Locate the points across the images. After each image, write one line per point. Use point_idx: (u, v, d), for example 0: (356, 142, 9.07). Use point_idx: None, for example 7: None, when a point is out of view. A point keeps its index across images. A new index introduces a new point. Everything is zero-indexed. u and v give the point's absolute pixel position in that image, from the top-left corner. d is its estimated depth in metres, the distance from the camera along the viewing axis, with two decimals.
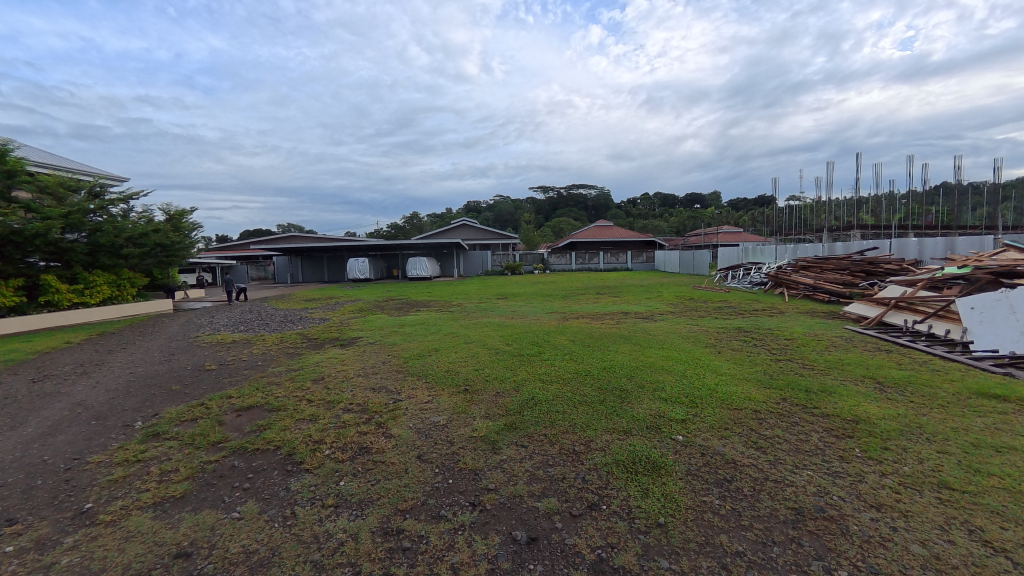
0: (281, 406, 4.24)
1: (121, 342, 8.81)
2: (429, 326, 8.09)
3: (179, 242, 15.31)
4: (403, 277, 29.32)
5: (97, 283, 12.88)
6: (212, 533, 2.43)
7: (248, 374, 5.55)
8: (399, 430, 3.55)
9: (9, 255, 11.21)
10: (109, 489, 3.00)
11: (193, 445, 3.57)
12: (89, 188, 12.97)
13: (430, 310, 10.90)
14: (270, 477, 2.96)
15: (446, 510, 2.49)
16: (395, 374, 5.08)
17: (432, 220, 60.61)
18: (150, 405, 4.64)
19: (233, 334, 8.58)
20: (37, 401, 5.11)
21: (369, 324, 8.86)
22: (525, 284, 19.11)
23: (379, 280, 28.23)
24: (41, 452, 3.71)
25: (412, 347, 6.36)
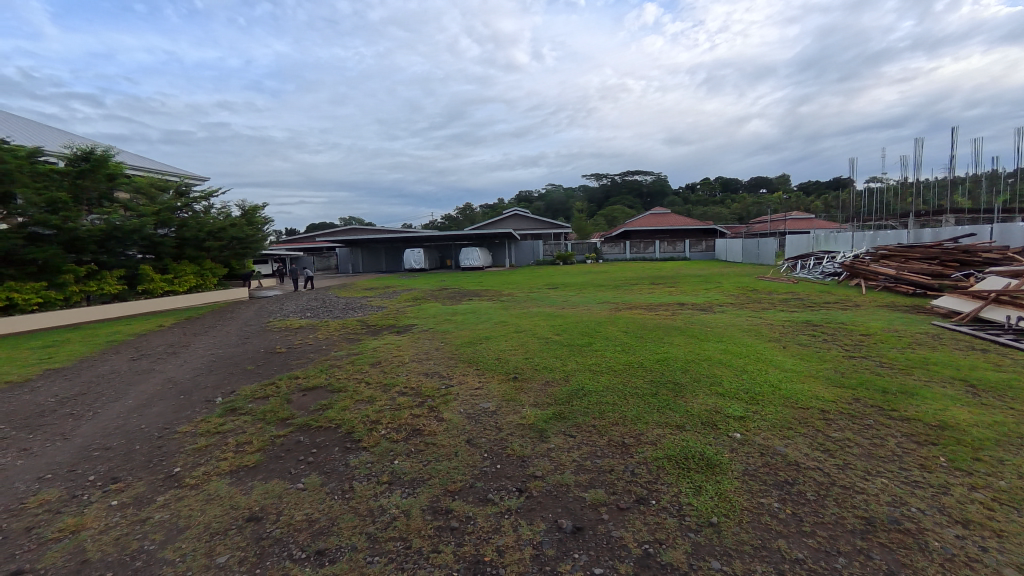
0: (342, 387, 4.51)
1: (205, 325, 9.77)
2: (479, 315, 8.23)
3: (252, 236, 16.68)
4: (457, 267, 30.09)
5: (184, 273, 14.33)
6: (280, 501, 2.64)
7: (313, 357, 5.93)
8: (450, 415, 3.65)
9: (113, 249, 12.71)
10: (194, 456, 3.35)
11: (264, 420, 3.89)
12: (176, 188, 14.66)
13: (481, 299, 11.07)
14: (331, 453, 3.16)
15: (493, 494, 2.54)
16: (447, 360, 5.22)
17: (483, 210, 61.30)
18: (228, 383, 5.13)
19: (300, 320, 9.24)
20: (137, 377, 5.80)
21: (422, 312, 9.18)
22: (576, 274, 18.91)
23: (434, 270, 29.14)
24: (141, 421, 4.22)
25: (463, 335, 6.51)
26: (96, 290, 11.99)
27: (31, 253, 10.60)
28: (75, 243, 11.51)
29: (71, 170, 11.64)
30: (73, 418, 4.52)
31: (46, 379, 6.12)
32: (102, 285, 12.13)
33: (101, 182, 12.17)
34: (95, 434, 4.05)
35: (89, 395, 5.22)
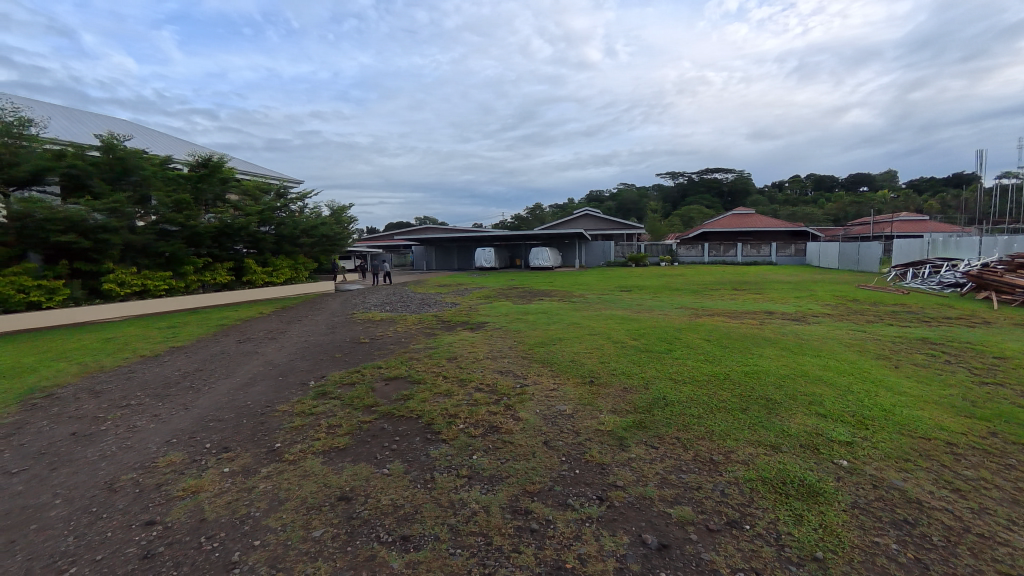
0: (421, 379, 4.69)
1: (298, 315, 10.73)
2: (551, 315, 8.17)
3: (339, 233, 18.01)
4: (526, 267, 30.35)
5: (281, 267, 15.85)
6: (367, 484, 2.78)
7: (393, 349, 6.24)
8: (526, 415, 3.64)
9: (225, 244, 14.39)
10: (291, 433, 3.66)
11: (352, 405, 4.15)
12: (276, 191, 16.14)
13: (551, 299, 11.00)
14: (413, 443, 3.28)
15: (573, 499, 2.48)
16: (521, 359, 5.24)
17: (552, 210, 61.18)
18: (318, 368, 5.57)
19: (381, 313, 9.82)
20: (243, 358, 6.50)
21: (494, 310, 9.31)
22: (649, 277, 18.18)
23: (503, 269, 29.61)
24: (246, 398, 4.71)
25: (535, 334, 6.52)
26: (209, 279, 13.71)
27: (162, 247, 12.37)
28: (195, 238, 13.22)
29: (193, 175, 13.33)
30: (193, 390, 5.16)
31: (172, 354, 7.08)
32: (215, 276, 13.84)
33: (216, 185, 13.81)
34: (210, 406, 4.59)
35: (205, 371, 5.94)
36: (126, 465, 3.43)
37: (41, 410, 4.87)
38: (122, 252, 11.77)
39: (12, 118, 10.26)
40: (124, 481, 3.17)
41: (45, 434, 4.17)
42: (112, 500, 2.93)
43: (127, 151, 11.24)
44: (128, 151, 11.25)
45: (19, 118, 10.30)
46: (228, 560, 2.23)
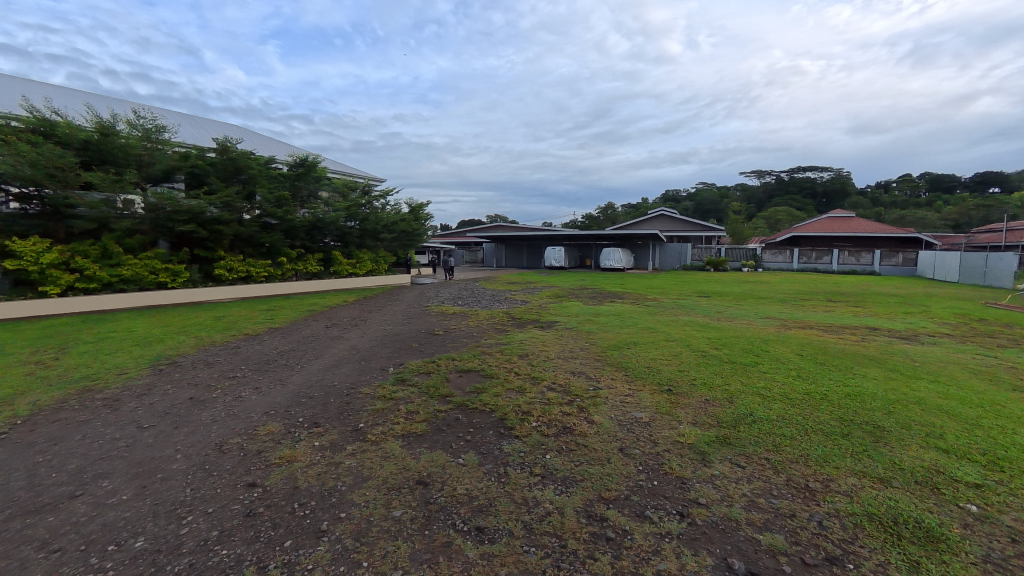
0: (494, 374, 4.79)
1: (378, 304, 11.45)
2: (624, 318, 7.94)
3: (417, 230, 18.83)
4: (596, 267, 29.77)
5: (363, 259, 17.02)
6: (444, 471, 2.89)
7: (466, 342, 6.43)
8: (600, 419, 3.56)
9: (316, 238, 15.73)
10: (374, 415, 3.91)
11: (428, 394, 4.33)
12: (363, 188, 17.25)
13: (624, 302, 10.69)
14: (487, 436, 3.35)
15: (651, 512, 2.38)
16: (593, 362, 5.15)
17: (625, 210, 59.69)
18: (397, 356, 5.90)
19: (454, 307, 10.19)
20: (330, 341, 7.08)
21: (564, 310, 9.24)
22: (729, 283, 17.02)
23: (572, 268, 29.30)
24: (333, 378, 5.10)
25: (608, 337, 6.36)
26: (301, 268, 15.07)
27: (263, 238, 13.81)
28: (292, 231, 14.61)
29: (291, 174, 14.59)
30: (288, 368, 5.69)
31: (270, 334, 7.88)
32: (307, 265, 15.19)
33: (311, 183, 15.10)
34: (303, 383, 5.04)
35: (298, 351, 6.54)
36: (234, 429, 3.88)
37: (168, 375, 5.66)
38: (231, 241, 13.29)
39: (150, 124, 11.83)
40: (231, 444, 3.58)
41: (171, 397, 4.83)
42: (222, 460, 3.32)
43: (238, 153, 12.70)
44: (239, 153, 12.71)
45: (156, 125, 11.89)
46: (319, 528, 2.42)
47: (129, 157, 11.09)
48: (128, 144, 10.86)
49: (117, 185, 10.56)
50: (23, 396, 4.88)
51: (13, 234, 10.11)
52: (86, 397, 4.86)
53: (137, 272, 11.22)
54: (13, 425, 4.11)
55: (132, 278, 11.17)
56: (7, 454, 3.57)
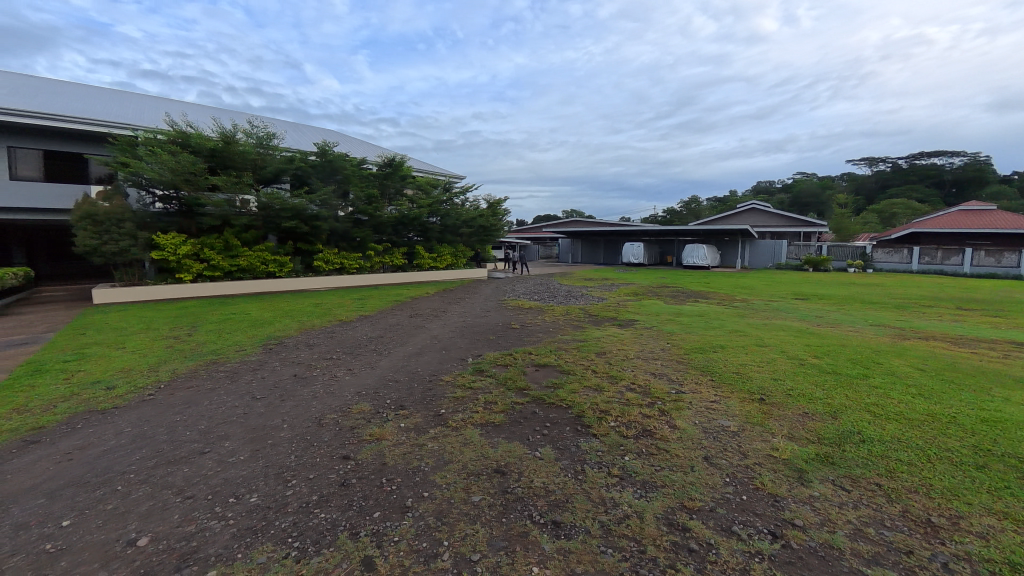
0: (571, 370, 4.79)
1: (457, 297, 11.94)
2: (708, 320, 7.50)
3: (495, 225, 19.26)
4: (678, 265, 28.37)
5: (443, 253, 17.86)
6: (521, 463, 2.96)
7: (542, 337, 6.50)
8: (683, 424, 3.42)
9: (402, 233, 16.79)
10: (454, 403, 4.10)
11: (505, 385, 4.45)
12: (444, 185, 17.72)
13: (708, 302, 10.08)
14: (564, 432, 3.37)
15: (739, 527, 2.24)
16: (676, 364, 4.93)
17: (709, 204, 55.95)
18: (475, 346, 6.14)
19: (530, 302, 10.33)
20: (414, 330, 7.55)
21: (643, 308, 8.93)
22: (831, 285, 15.31)
23: (651, 265, 28.20)
24: (416, 365, 5.45)
25: (691, 339, 6.06)
26: (387, 261, 16.18)
27: (355, 233, 15.04)
28: (380, 227, 15.72)
29: (380, 173, 15.60)
30: (377, 353, 6.17)
31: (361, 321, 8.59)
32: (393, 258, 16.29)
33: (399, 183, 16.04)
34: (389, 368, 5.43)
35: (385, 338, 7.06)
36: (330, 406, 4.29)
37: (276, 353, 6.42)
38: (328, 236, 14.64)
39: (262, 132, 13.25)
40: (328, 419, 3.96)
41: (279, 372, 5.47)
42: (320, 432, 3.70)
43: (335, 155, 13.86)
44: (335, 155, 13.86)
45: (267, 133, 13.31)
46: (404, 504, 2.61)
47: (246, 161, 12.54)
48: (245, 150, 12.29)
49: (237, 187, 12.05)
50: (165, 365, 5.81)
51: (157, 229, 11.93)
52: (212, 368, 5.68)
53: (251, 262, 12.81)
54: (159, 388, 4.94)
55: (247, 267, 12.78)
56: (154, 412, 4.28)
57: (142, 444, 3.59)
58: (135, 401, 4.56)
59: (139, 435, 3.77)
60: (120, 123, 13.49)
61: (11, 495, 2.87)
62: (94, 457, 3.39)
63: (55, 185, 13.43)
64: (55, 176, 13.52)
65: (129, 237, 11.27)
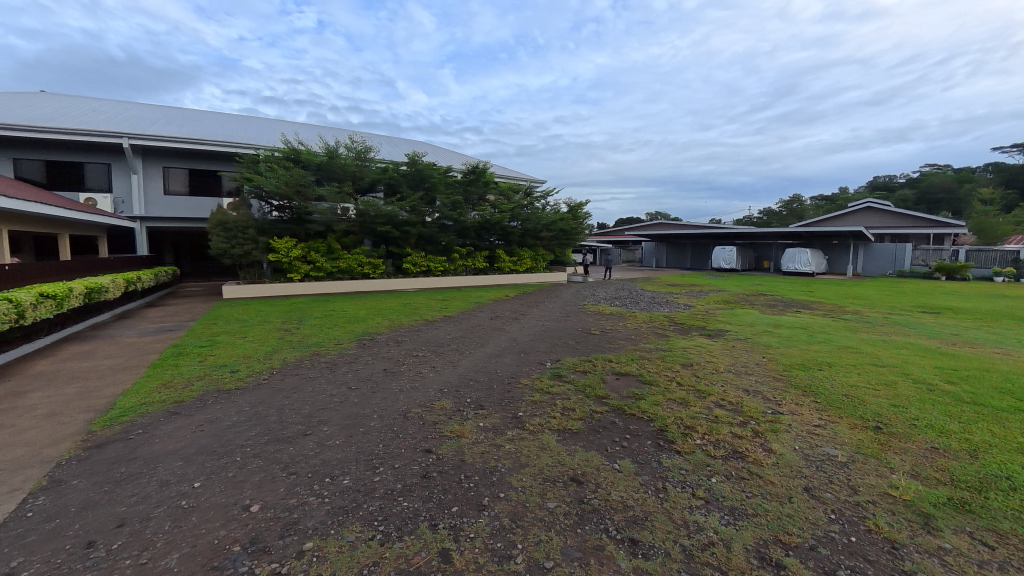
0: (653, 381, 4.61)
1: (537, 300, 12.06)
2: (814, 333, 6.76)
3: (575, 229, 19.10)
4: (776, 271, 25.98)
5: (523, 257, 18.18)
6: (598, 473, 2.91)
7: (623, 344, 6.33)
8: (780, 448, 3.13)
9: (484, 237, 17.40)
10: (532, 407, 4.15)
11: (584, 393, 4.41)
12: (525, 190, 17.96)
13: (814, 313, 9.09)
14: (644, 445, 3.26)
15: (846, 572, 2.00)
16: (773, 381, 4.52)
17: (815, 203, 50.37)
18: (554, 351, 6.15)
19: (611, 307, 10.11)
20: (494, 331, 7.77)
21: (734, 318, 8.30)
22: (974, 296, 12.96)
23: (742, 270, 26.17)
24: (495, 366, 5.60)
25: (791, 354, 5.52)
26: (469, 264, 16.85)
27: (441, 237, 15.85)
28: (463, 231, 16.39)
29: (464, 180, 16.23)
30: (459, 352, 6.44)
31: (446, 321, 9.03)
32: (474, 261, 16.94)
33: (482, 189, 16.58)
34: (470, 367, 5.64)
35: (467, 338, 7.36)
36: (415, 401, 4.56)
37: (370, 348, 6.97)
38: (416, 240, 15.59)
39: (361, 145, 14.46)
40: (414, 413, 4.22)
41: (372, 366, 5.94)
42: (405, 425, 3.95)
43: (423, 165, 14.68)
44: (424, 165, 14.68)
45: (364, 146, 14.49)
46: (481, 502, 2.70)
47: (346, 173, 13.74)
48: (346, 163, 13.51)
49: (338, 197, 13.29)
50: (277, 354, 6.59)
51: (273, 235, 13.53)
52: (315, 359, 6.33)
53: (349, 264, 14.07)
54: (272, 374, 5.63)
55: (345, 269, 14.06)
56: (267, 395, 4.88)
57: (257, 422, 4.10)
58: (253, 384, 5.23)
59: (258, 414, 4.32)
60: (245, 143, 15.55)
61: (159, 456, 3.44)
62: (220, 430, 3.94)
63: (197, 198, 15.87)
64: (196, 190, 15.97)
65: (252, 242, 12.99)
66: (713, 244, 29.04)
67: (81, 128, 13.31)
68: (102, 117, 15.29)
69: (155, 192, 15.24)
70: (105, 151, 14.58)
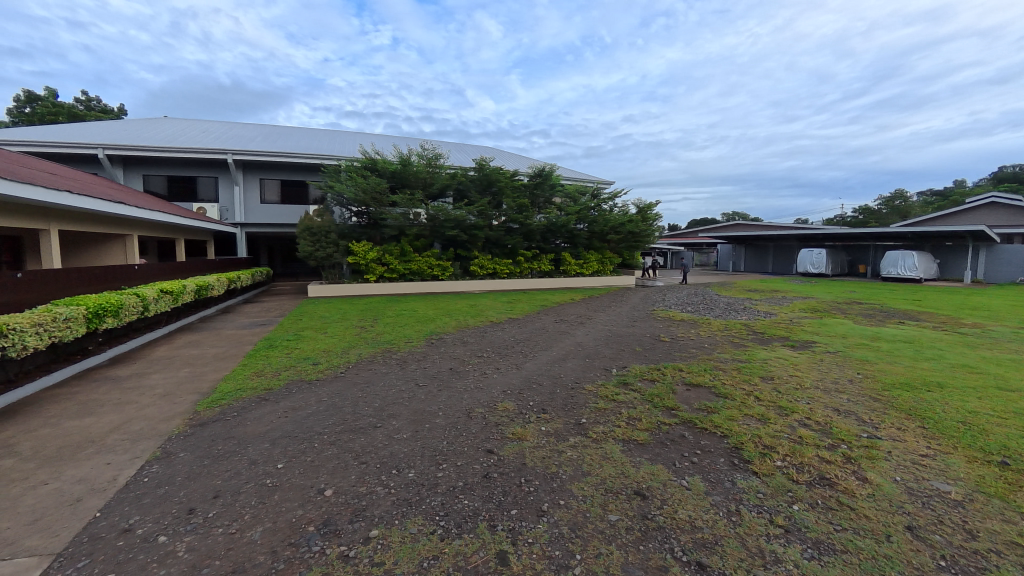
0: (729, 394, 4.30)
1: (603, 304, 11.80)
2: (926, 348, 5.93)
3: (644, 231, 18.46)
4: (874, 276, 23.25)
5: (589, 260, 17.90)
6: (665, 489, 2.77)
7: (696, 353, 6.00)
8: (878, 479, 2.77)
9: (549, 240, 17.39)
10: (596, 414, 4.05)
11: (652, 402, 4.23)
12: (592, 192, 17.63)
13: (924, 325, 7.98)
14: (716, 463, 3.05)
15: None
16: (872, 402, 4.02)
17: (925, 199, 44.34)
18: (621, 357, 5.98)
19: (682, 313, 9.63)
20: (559, 335, 7.72)
21: (824, 329, 7.54)
22: None
23: (833, 275, 23.74)
24: (560, 370, 5.55)
25: (895, 371, 4.90)
26: (535, 267, 16.94)
27: (507, 240, 16.10)
28: (529, 234, 16.49)
29: (530, 184, 16.31)
30: (523, 355, 6.48)
31: (510, 323, 9.12)
32: (540, 264, 16.99)
33: (548, 192, 16.56)
34: (535, 370, 5.65)
35: (532, 341, 7.38)
36: (479, 401, 4.65)
37: (437, 346, 7.23)
38: (483, 243, 15.96)
39: (431, 153, 15.05)
40: (477, 412, 4.30)
41: (439, 365, 6.15)
42: (469, 424, 4.04)
43: (491, 170, 14.94)
44: (491, 170, 14.96)
45: (435, 153, 15.05)
46: (540, 508, 2.67)
47: (418, 180, 14.38)
48: (418, 170, 14.13)
49: (410, 203, 13.98)
50: (354, 349, 7.06)
51: (352, 239, 14.52)
52: (387, 355, 6.68)
53: (420, 266, 14.75)
54: (348, 368, 6.03)
55: (417, 271, 14.76)
56: (344, 387, 5.23)
57: (333, 412, 4.41)
58: (331, 376, 5.64)
59: (335, 404, 4.65)
60: (328, 155, 16.87)
61: (249, 437, 3.82)
62: (301, 417, 4.29)
63: (287, 206, 17.49)
64: (287, 199, 17.61)
65: (333, 246, 14.05)
66: (798, 246, 26.63)
67: (195, 147, 15.23)
68: (211, 137, 17.39)
69: (253, 201, 17.03)
70: (214, 166, 16.57)
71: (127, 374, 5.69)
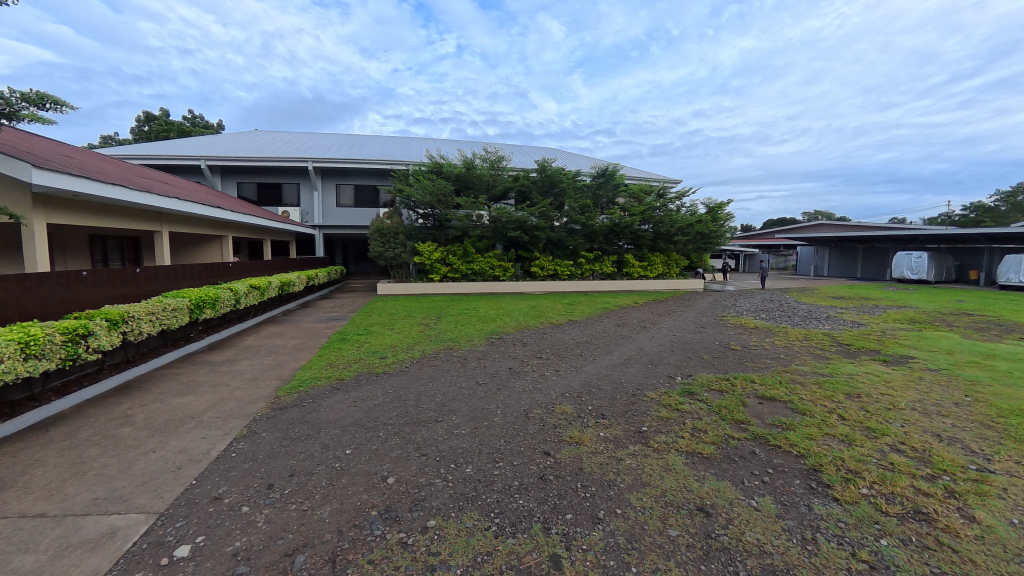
0: (808, 411, 3.94)
1: (668, 308, 11.32)
2: None
3: (715, 231, 17.39)
4: (991, 285, 20.22)
5: (655, 262, 17.33)
6: (731, 508, 2.60)
7: (771, 364, 5.56)
8: (992, 519, 2.40)
9: (612, 241, 17.03)
10: (658, 423, 3.89)
11: (719, 414, 3.98)
12: (658, 191, 16.95)
13: None
14: (790, 485, 2.81)
15: None
16: (988, 429, 3.49)
17: None
18: (686, 365, 5.69)
19: (756, 320, 8.97)
20: (620, 339, 7.52)
21: (927, 342, 6.67)
22: None
23: (938, 282, 20.96)
24: (620, 375, 5.41)
25: (1018, 395, 4.22)
26: (596, 268, 16.68)
27: (568, 242, 16.02)
28: (591, 235, 16.23)
29: (593, 184, 16.01)
30: (583, 358, 6.39)
31: (570, 325, 9.02)
32: (601, 266, 16.72)
33: (611, 192, 16.15)
34: (595, 375, 5.54)
35: (591, 344, 7.26)
36: (537, 402, 4.64)
37: (496, 346, 7.33)
38: (544, 244, 15.99)
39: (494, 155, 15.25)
40: (535, 413, 4.31)
41: (497, 364, 6.23)
42: (526, 424, 4.05)
43: (553, 171, 14.85)
44: (554, 171, 14.88)
45: (498, 156, 15.22)
46: (596, 514, 2.63)
47: (481, 183, 14.68)
48: (481, 173, 14.41)
49: (473, 205, 14.32)
50: (417, 345, 7.35)
51: (419, 240, 15.16)
52: (448, 353, 6.89)
53: (481, 267, 15.14)
54: (411, 363, 6.30)
55: (478, 271, 15.12)
56: (407, 381, 5.48)
57: (398, 405, 4.62)
58: (396, 370, 5.93)
59: (398, 397, 4.87)
60: (397, 160, 17.72)
61: (322, 423, 4.11)
62: (368, 407, 4.56)
63: (359, 209, 18.64)
64: (360, 202, 18.75)
65: (401, 246, 14.77)
66: (895, 248, 23.80)
67: (281, 157, 16.68)
68: (294, 147, 18.93)
69: (330, 205, 18.35)
70: (297, 173, 18.05)
71: (220, 359, 6.37)
